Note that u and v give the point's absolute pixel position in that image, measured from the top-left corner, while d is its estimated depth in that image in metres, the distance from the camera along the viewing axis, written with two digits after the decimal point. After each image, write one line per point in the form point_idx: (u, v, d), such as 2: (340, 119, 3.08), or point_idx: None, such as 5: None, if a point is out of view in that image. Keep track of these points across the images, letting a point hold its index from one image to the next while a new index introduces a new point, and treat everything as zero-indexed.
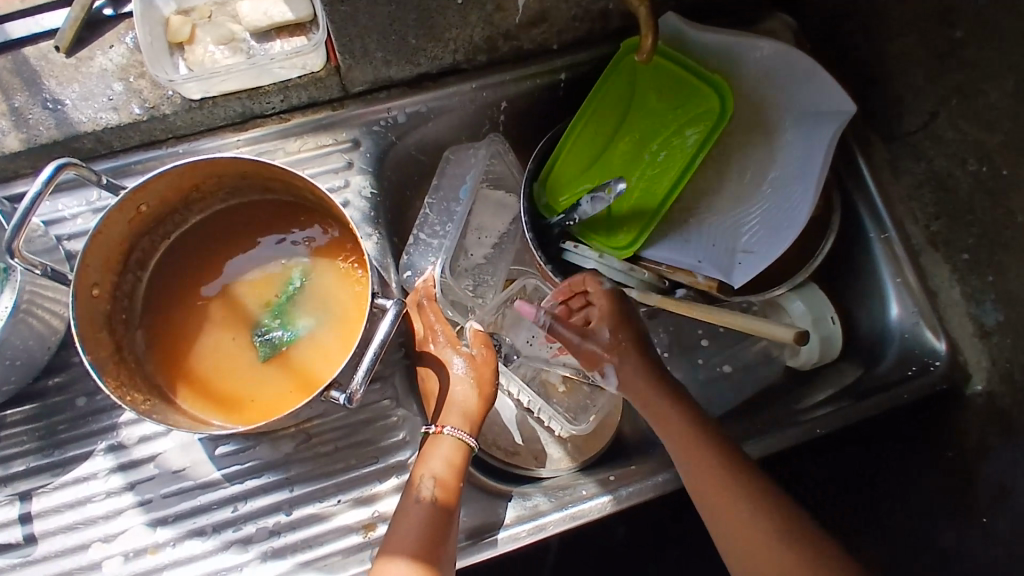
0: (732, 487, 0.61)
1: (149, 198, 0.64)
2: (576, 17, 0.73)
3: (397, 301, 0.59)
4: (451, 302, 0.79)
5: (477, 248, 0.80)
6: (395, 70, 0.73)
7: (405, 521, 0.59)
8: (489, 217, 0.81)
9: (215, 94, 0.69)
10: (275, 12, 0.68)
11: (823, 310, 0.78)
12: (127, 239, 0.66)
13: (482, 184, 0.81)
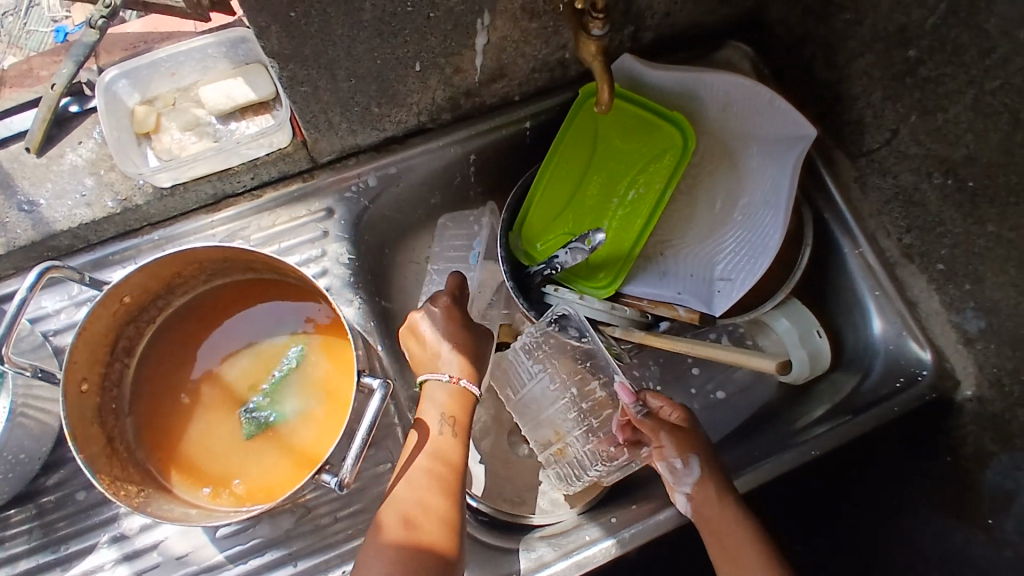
0: None
1: (133, 290, 0.64)
2: (535, 68, 0.75)
3: (384, 383, 0.59)
4: None
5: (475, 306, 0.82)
6: (362, 136, 0.74)
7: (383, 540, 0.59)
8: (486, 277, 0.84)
9: (185, 180, 0.69)
10: (238, 95, 0.69)
11: (806, 324, 0.79)
12: (111, 331, 0.65)
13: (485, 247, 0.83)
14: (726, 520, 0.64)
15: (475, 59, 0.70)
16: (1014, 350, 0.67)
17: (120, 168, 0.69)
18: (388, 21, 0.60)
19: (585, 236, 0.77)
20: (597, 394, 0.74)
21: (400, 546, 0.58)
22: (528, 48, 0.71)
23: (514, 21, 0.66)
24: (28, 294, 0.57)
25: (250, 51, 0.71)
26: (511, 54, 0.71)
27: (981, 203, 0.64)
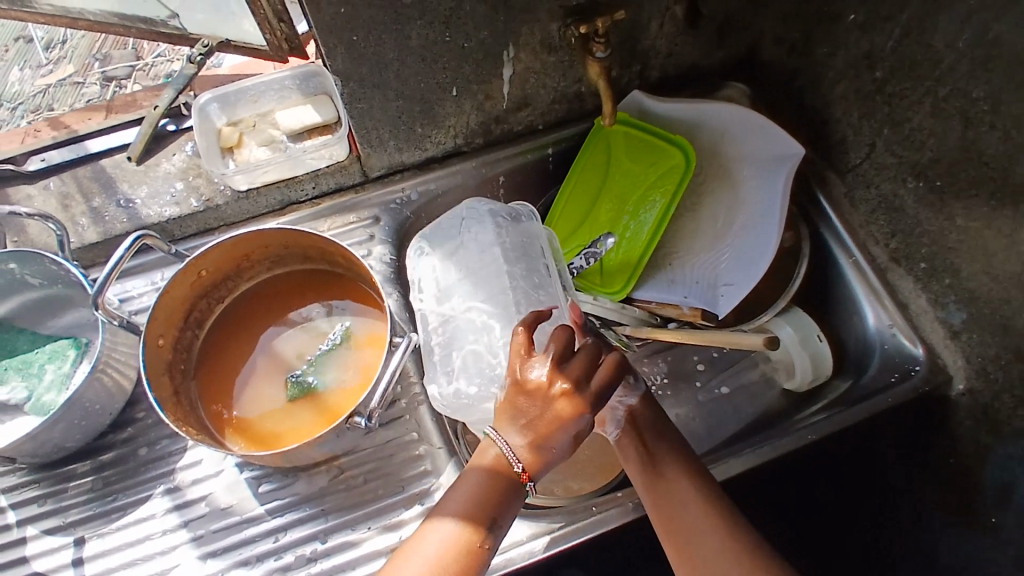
0: (696, 522, 0.63)
1: (209, 264, 0.76)
2: (555, 99, 0.88)
3: (409, 336, 0.69)
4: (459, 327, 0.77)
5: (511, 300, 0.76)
6: (407, 154, 0.87)
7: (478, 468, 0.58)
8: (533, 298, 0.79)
9: (259, 185, 0.83)
10: (307, 116, 0.84)
11: (808, 330, 0.84)
12: (187, 300, 0.77)
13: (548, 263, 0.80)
14: (658, 453, 0.69)
15: (503, 87, 0.83)
16: (995, 336, 0.72)
17: (206, 173, 0.83)
18: (432, 48, 0.74)
19: (596, 242, 0.89)
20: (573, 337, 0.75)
21: (491, 476, 0.58)
22: (549, 80, 0.84)
23: (536, 54, 0.80)
24: (126, 252, 0.69)
25: (318, 84, 0.87)
26: (534, 84, 0.84)
27: (949, 199, 0.72)
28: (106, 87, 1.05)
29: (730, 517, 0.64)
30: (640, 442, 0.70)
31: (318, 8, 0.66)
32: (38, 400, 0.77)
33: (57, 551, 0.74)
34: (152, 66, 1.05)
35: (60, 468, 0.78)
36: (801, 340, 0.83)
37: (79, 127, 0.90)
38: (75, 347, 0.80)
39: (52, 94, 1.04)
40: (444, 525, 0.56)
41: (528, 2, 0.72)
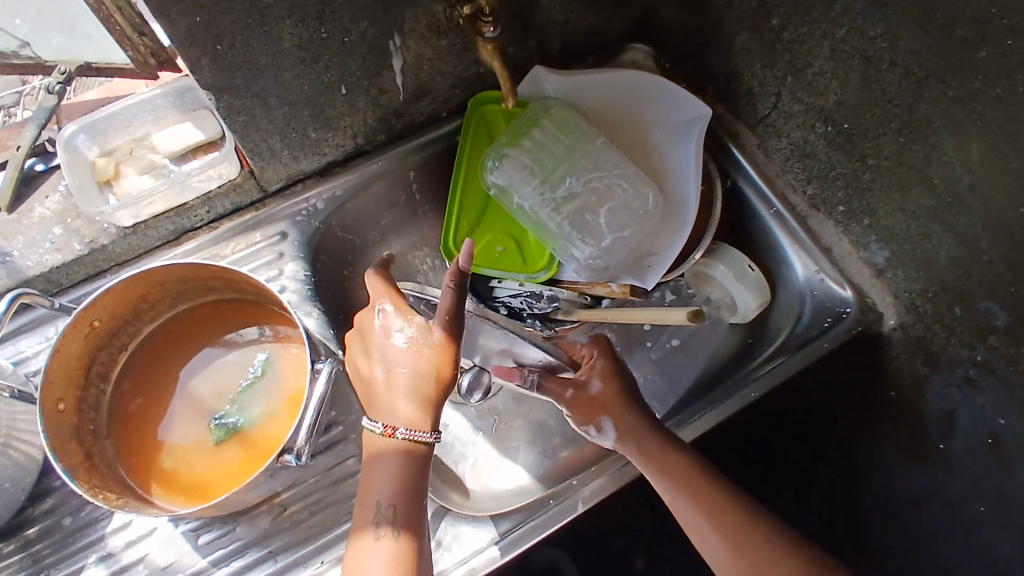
0: (698, 520, 0.72)
1: (101, 311, 0.70)
2: (454, 84, 0.84)
3: (331, 361, 0.66)
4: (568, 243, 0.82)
5: (595, 215, 0.81)
6: (305, 162, 0.82)
7: (377, 477, 0.61)
8: (608, 216, 0.81)
9: (146, 217, 0.77)
10: (187, 135, 0.78)
11: (738, 263, 0.84)
12: (84, 355, 0.71)
13: (606, 207, 0.81)
14: (648, 445, 0.75)
15: (397, 79, 0.78)
16: (919, 269, 0.73)
17: (85, 212, 0.77)
18: (310, 47, 0.68)
19: (502, 240, 0.87)
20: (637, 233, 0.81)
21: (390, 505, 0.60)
22: (443, 65, 0.80)
23: (425, 40, 0.75)
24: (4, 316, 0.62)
25: (195, 97, 0.80)
26: (429, 72, 0.80)
27: (859, 140, 0.71)
28: None
29: (738, 523, 0.71)
30: (630, 431, 0.77)
31: (169, 20, 0.60)
32: None
33: None
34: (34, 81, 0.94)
35: None
36: (738, 274, 0.84)
37: None
38: None
39: None
40: (375, 547, 0.59)
41: None
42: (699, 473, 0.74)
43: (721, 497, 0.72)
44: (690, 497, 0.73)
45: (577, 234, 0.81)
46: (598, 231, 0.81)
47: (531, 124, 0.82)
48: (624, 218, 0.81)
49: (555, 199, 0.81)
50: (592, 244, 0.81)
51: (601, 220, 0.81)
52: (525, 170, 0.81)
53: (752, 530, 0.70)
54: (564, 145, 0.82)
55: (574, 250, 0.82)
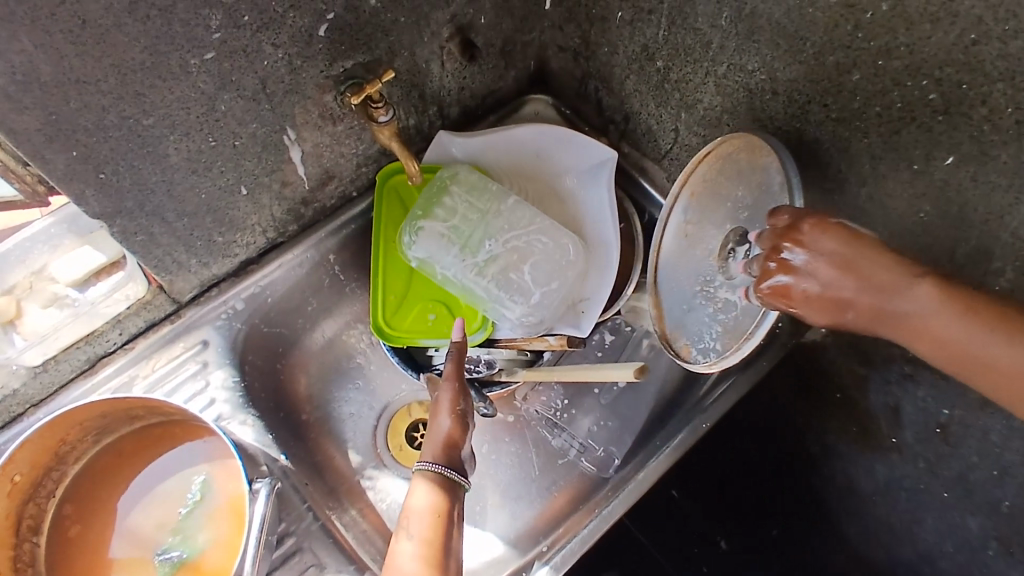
0: (982, 357, 0.52)
1: (18, 468, 0.66)
2: (359, 163, 0.83)
3: (266, 481, 0.64)
4: (497, 304, 0.82)
5: (520, 272, 0.81)
6: (217, 266, 0.80)
7: (412, 506, 0.63)
8: (532, 272, 0.81)
9: (56, 352, 0.74)
10: (87, 260, 0.75)
11: None
12: (11, 513, 0.67)
13: (528, 263, 0.81)
14: (918, 296, 0.54)
15: (298, 170, 0.77)
16: None
17: None
18: (201, 157, 0.67)
19: (432, 307, 0.86)
20: (564, 283, 0.82)
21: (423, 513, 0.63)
22: (344, 148, 0.79)
23: (320, 129, 0.74)
24: None
25: (89, 221, 0.76)
26: (330, 158, 0.79)
27: None
28: None
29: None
30: (859, 281, 0.57)
31: (45, 160, 0.57)
32: None
33: None
34: None
35: None
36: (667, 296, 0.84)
37: None
38: None
39: None
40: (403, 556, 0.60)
41: (289, 82, 0.67)
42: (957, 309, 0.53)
43: (985, 339, 0.52)
44: (975, 341, 0.52)
45: (503, 294, 0.81)
46: (524, 288, 0.81)
47: (441, 193, 0.82)
48: (547, 272, 0.81)
49: (477, 263, 0.81)
50: (521, 301, 0.81)
51: (525, 278, 0.81)
52: (443, 240, 0.81)
53: (1000, 375, 0.51)
54: (477, 209, 0.82)
55: (505, 310, 0.82)
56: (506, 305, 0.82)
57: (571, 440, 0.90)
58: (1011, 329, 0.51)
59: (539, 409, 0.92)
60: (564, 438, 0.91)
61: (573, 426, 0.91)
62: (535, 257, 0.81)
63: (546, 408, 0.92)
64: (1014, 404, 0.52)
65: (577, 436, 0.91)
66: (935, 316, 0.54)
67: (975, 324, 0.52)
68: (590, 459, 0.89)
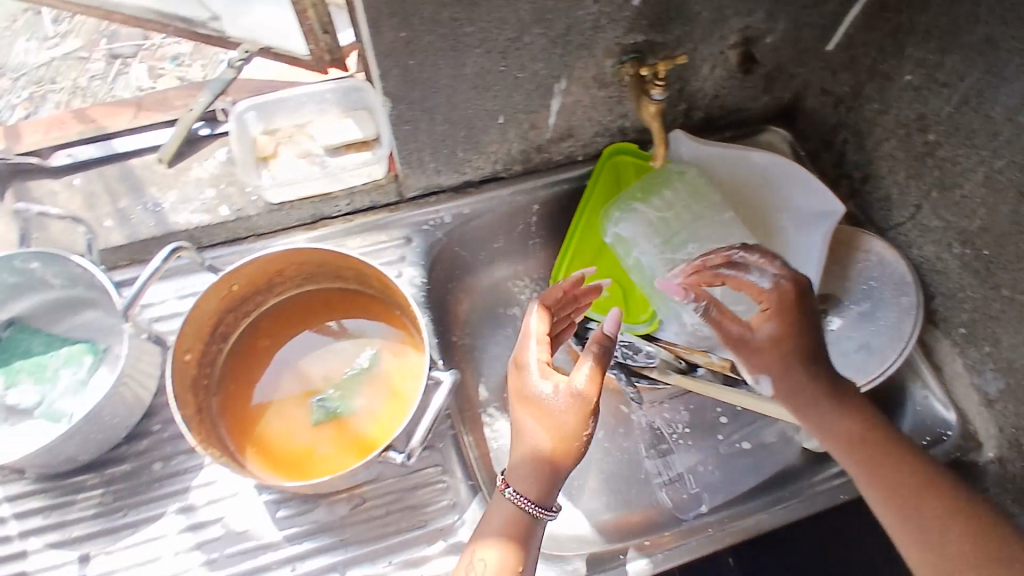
0: (892, 485, 0.64)
1: (240, 277, 0.74)
2: (598, 133, 0.86)
3: (456, 372, 0.71)
4: (676, 307, 0.82)
5: (711, 285, 0.80)
6: (445, 177, 0.86)
7: (487, 536, 0.63)
8: (723, 289, 0.81)
9: (293, 199, 0.82)
10: (347, 132, 0.83)
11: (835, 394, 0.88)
12: (215, 315, 0.75)
13: (722, 279, 0.80)
14: (815, 413, 0.68)
15: (549, 118, 0.81)
16: None
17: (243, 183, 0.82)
18: (486, 76, 0.72)
19: (609, 287, 0.88)
20: (749, 311, 0.80)
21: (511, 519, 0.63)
22: (595, 113, 0.83)
23: (587, 88, 0.78)
24: (164, 262, 0.67)
25: (361, 98, 0.85)
26: (580, 117, 0.83)
27: (996, 269, 0.72)
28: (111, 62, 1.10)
29: (959, 507, 0.62)
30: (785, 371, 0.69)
31: (378, 31, 0.63)
32: (49, 406, 0.74)
33: (60, 567, 0.72)
34: (159, 48, 1.09)
35: (67, 480, 0.75)
36: (838, 356, 0.83)
37: (110, 124, 0.86)
38: (93, 354, 0.77)
39: (57, 68, 1.10)
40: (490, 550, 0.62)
41: (588, 37, 0.71)
42: (861, 439, 0.67)
43: (917, 475, 0.64)
44: (891, 471, 0.65)
45: (687, 301, 0.81)
46: (711, 301, 0.80)
47: (663, 185, 0.83)
48: (738, 295, 0.80)
49: (674, 260, 0.81)
50: (701, 312, 0.81)
51: (715, 292, 0.80)
52: (649, 229, 0.82)
53: (921, 502, 0.63)
54: (690, 211, 0.82)
55: (682, 314, 0.81)
56: (684, 312, 0.81)
57: (665, 469, 0.89)
58: (937, 488, 0.63)
59: (660, 425, 0.92)
60: (660, 464, 0.89)
61: (676, 457, 0.90)
62: None
63: (666, 427, 0.92)
64: (902, 535, 0.62)
65: (672, 468, 0.90)
66: (833, 431, 0.67)
67: (910, 458, 0.65)
68: (668, 493, 0.88)
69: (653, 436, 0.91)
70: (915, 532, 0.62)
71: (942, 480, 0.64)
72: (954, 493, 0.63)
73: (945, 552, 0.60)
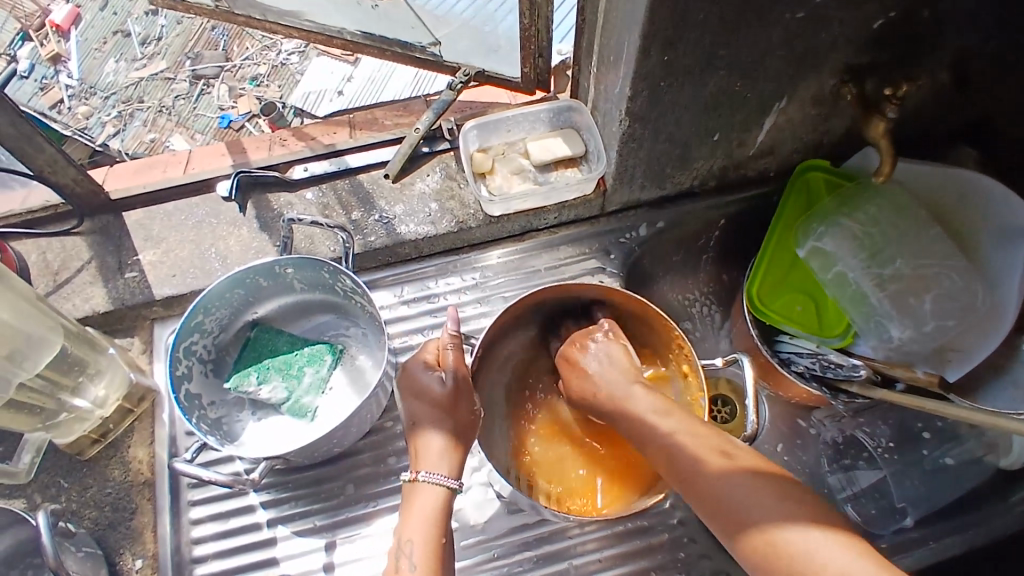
0: (714, 483, 0.58)
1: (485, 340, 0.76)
2: (796, 149, 0.90)
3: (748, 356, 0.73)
4: (880, 322, 0.84)
5: (921, 302, 0.83)
6: (647, 192, 0.91)
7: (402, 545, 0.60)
8: (931, 304, 0.83)
9: (511, 212, 0.88)
10: (559, 150, 0.87)
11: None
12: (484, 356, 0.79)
13: (929, 297, 0.83)
14: (674, 443, 0.62)
15: (758, 135, 0.84)
16: None
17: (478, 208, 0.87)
18: (720, 96, 0.74)
19: (803, 299, 0.90)
20: (954, 328, 0.83)
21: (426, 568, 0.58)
22: (800, 131, 0.86)
23: (802, 107, 0.81)
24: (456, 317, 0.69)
25: (569, 118, 0.90)
26: (785, 135, 0.86)
27: None
28: (202, 88, 1.80)
29: (784, 503, 0.54)
30: (657, 442, 0.64)
31: (645, 55, 0.66)
32: (296, 402, 0.79)
33: (309, 554, 0.77)
34: (242, 73, 1.78)
35: (311, 472, 0.80)
36: None
37: (334, 142, 0.94)
38: (332, 353, 0.82)
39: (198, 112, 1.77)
40: None
41: (822, 58, 0.73)
42: (685, 446, 0.62)
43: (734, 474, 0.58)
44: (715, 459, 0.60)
45: (893, 315, 0.83)
46: (920, 317, 0.83)
47: (867, 202, 0.87)
48: (946, 310, 0.83)
49: (880, 275, 0.84)
50: (907, 326, 0.83)
51: (924, 308, 0.83)
52: (855, 242, 0.85)
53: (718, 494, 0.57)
54: (892, 230, 0.86)
55: (889, 327, 0.83)
56: (893, 327, 0.83)
57: (848, 483, 0.90)
58: (751, 479, 0.57)
59: (862, 437, 0.93)
60: (843, 480, 0.90)
61: (862, 474, 0.91)
62: (939, 293, 0.83)
63: (869, 440, 0.92)
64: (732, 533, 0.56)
65: (856, 483, 0.90)
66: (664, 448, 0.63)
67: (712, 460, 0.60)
68: (854, 509, 0.88)
69: (835, 445, 0.92)
70: (762, 547, 0.53)
71: (787, 495, 0.55)
72: (779, 501, 0.54)
73: (765, 539, 0.53)
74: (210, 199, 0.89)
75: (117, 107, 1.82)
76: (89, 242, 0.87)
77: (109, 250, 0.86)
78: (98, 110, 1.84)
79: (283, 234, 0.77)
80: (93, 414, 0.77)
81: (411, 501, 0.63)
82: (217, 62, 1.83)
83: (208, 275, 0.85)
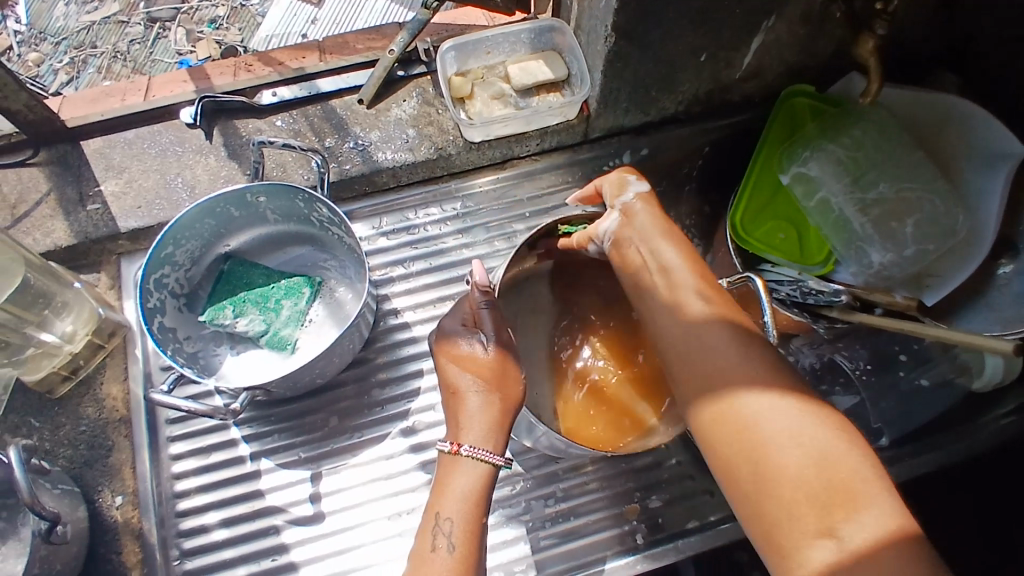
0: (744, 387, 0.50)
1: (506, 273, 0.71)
2: (782, 72, 0.88)
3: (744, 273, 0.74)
4: (859, 249, 0.84)
5: (904, 226, 0.83)
6: (630, 118, 0.89)
7: (434, 522, 0.59)
8: (914, 228, 0.83)
9: (492, 138, 0.85)
10: (540, 74, 0.84)
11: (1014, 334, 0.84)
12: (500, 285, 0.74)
13: (912, 222, 0.83)
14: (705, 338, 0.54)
15: (745, 57, 0.82)
16: None
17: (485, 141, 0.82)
18: (708, 11, 0.72)
19: (785, 226, 0.89)
20: (937, 251, 0.83)
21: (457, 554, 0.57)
22: (786, 53, 0.84)
23: (790, 26, 0.79)
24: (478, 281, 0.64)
25: (551, 40, 0.86)
26: (772, 57, 0.84)
27: None
28: (150, 25, 1.60)
29: (824, 444, 0.46)
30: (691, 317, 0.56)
31: None
32: (275, 335, 0.77)
33: (294, 485, 0.76)
34: (197, 13, 1.60)
35: (292, 404, 0.79)
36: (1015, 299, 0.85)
37: (304, 66, 0.90)
38: (309, 285, 0.80)
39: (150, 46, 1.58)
40: None
41: None
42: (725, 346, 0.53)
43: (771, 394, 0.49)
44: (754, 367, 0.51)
45: (875, 240, 0.83)
46: (902, 241, 0.83)
47: (851, 126, 0.86)
48: (929, 234, 0.83)
49: (864, 199, 0.84)
50: (890, 252, 0.83)
51: (906, 232, 0.83)
52: (839, 166, 0.85)
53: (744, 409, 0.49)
54: (876, 154, 0.85)
55: (870, 251, 0.83)
56: (874, 252, 0.83)
57: None
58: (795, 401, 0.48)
59: (841, 360, 0.94)
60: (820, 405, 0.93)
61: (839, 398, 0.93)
62: (922, 218, 0.83)
63: (849, 363, 0.94)
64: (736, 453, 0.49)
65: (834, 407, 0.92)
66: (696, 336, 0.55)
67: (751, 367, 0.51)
68: None
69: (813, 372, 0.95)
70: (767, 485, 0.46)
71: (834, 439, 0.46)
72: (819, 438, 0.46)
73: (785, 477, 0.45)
74: (174, 127, 0.85)
75: (69, 54, 1.57)
76: (46, 173, 0.82)
77: (68, 182, 0.82)
78: (49, 56, 1.56)
79: (254, 158, 0.73)
80: (63, 349, 0.75)
81: (450, 478, 0.61)
82: (172, 3, 1.62)
83: (175, 207, 0.81)
